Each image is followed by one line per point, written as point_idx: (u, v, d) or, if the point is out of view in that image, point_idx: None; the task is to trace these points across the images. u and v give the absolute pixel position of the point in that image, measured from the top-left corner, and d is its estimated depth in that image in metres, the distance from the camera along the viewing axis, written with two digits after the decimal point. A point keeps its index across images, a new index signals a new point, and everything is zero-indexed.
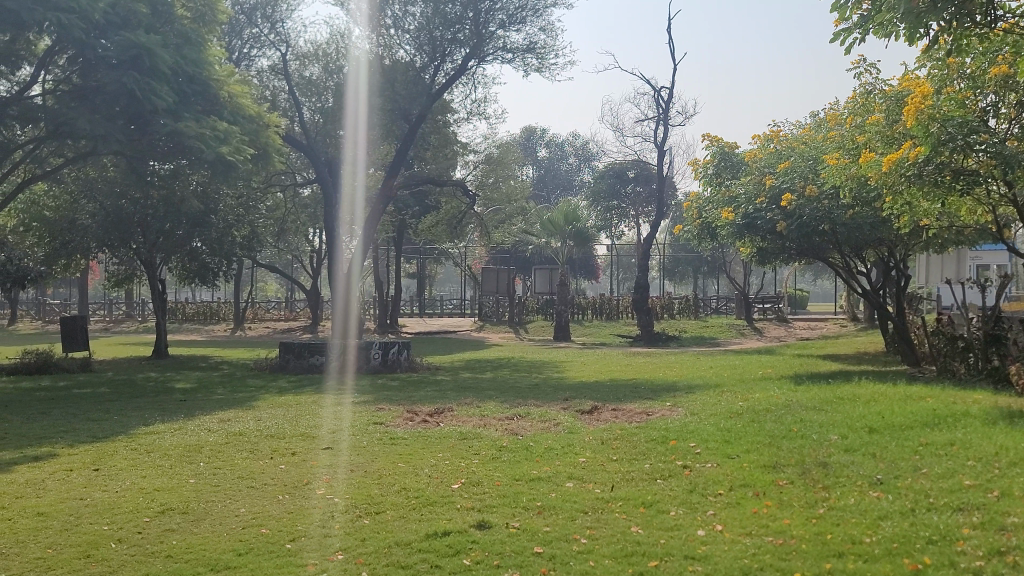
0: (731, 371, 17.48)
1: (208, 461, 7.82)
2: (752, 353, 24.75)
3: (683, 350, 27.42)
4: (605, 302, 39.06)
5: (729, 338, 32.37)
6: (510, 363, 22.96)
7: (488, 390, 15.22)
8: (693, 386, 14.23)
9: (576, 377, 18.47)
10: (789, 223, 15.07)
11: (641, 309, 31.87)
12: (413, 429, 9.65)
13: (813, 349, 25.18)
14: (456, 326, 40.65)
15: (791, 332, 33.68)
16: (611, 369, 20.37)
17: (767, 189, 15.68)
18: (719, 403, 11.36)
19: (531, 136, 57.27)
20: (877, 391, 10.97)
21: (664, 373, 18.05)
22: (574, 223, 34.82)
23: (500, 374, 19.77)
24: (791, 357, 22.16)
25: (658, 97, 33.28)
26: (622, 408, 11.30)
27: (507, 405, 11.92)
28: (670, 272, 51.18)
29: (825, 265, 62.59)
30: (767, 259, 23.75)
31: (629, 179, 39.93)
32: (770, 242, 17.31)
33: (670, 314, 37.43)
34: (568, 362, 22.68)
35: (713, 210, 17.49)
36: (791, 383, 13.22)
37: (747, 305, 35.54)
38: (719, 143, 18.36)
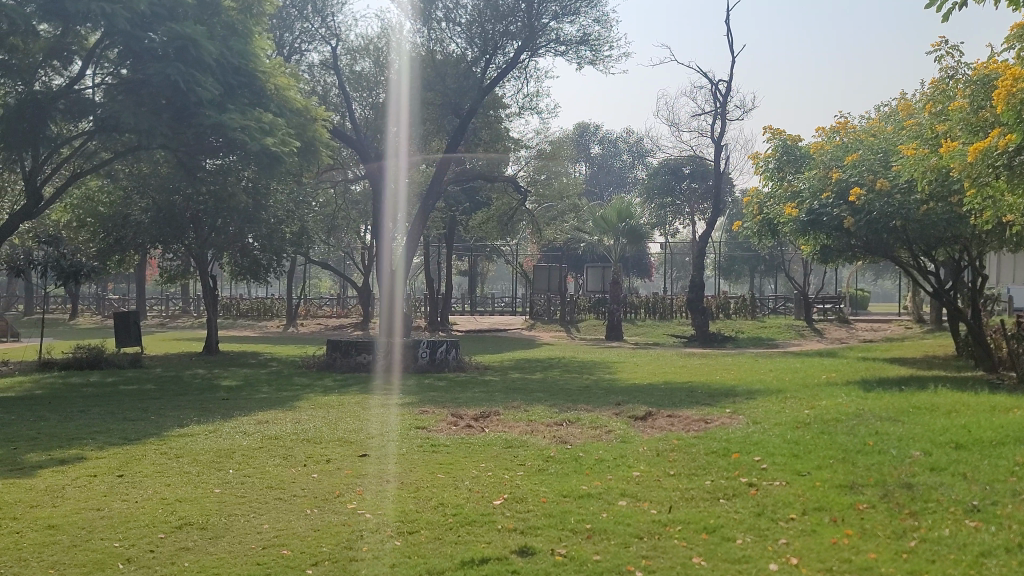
0: (792, 375, 16.65)
1: (239, 467, 7.41)
2: (813, 355, 23.78)
3: (740, 351, 26.51)
4: (658, 301, 38.23)
5: (787, 339, 31.32)
6: (561, 363, 22.36)
7: (537, 392, 14.67)
8: (753, 391, 13.49)
9: (629, 379, 17.80)
10: (857, 218, 14.23)
11: (695, 309, 31.02)
12: (456, 435, 9.14)
13: (877, 352, 24.10)
14: (507, 325, 40.19)
15: (853, 333, 32.47)
16: (665, 371, 19.64)
17: (833, 184, 14.86)
18: (783, 410, 10.65)
19: (585, 133, 56.53)
20: (957, 400, 10.16)
21: (722, 376, 17.29)
22: (627, 220, 34.05)
23: (550, 375, 19.20)
24: (856, 359, 21.16)
25: (716, 90, 32.36)
26: (678, 415, 10.67)
27: (556, 410, 11.36)
28: (726, 271, 50.01)
29: (888, 265, 60.68)
30: (830, 258, 22.77)
31: (685, 176, 39.02)
32: (835, 239, 16.45)
33: (726, 314, 36.45)
34: (620, 363, 22.01)
35: (775, 207, 16.68)
36: (859, 390, 12.42)
37: (807, 305, 34.38)
38: (782, 136, 17.44)
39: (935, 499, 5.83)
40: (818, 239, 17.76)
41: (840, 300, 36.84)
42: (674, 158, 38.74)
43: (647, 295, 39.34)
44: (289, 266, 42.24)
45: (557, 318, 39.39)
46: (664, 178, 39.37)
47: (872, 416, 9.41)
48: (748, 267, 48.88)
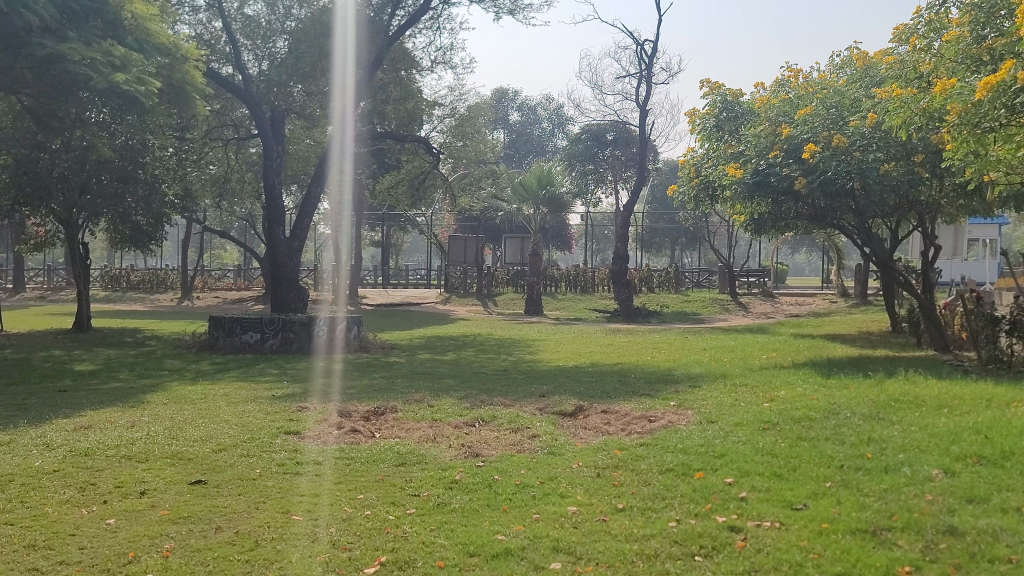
0: (731, 355, 15.02)
1: (5, 508, 5.19)
2: (743, 331, 22.39)
3: (667, 327, 25.01)
4: (579, 274, 36.61)
5: (713, 313, 30.01)
6: (476, 341, 20.38)
7: (446, 379, 12.65)
8: (697, 376, 11.73)
9: (553, 360, 15.91)
10: (810, 179, 12.53)
11: (619, 282, 29.46)
12: (333, 447, 7.03)
13: (809, 327, 22.87)
14: (420, 299, 37.97)
15: (779, 307, 31.44)
16: (591, 351, 17.81)
17: (782, 142, 13.12)
18: (740, 403, 8.88)
19: (503, 99, 54.31)
20: (945, 390, 8.55)
21: (656, 358, 15.54)
22: (548, 188, 32.21)
23: (466, 355, 17.19)
24: (790, 336, 19.78)
25: (642, 52, 30.64)
26: (617, 411, 8.78)
27: (465, 404, 9.33)
28: (647, 243, 48.76)
29: (803, 239, 60.75)
30: (765, 228, 21.31)
31: (607, 143, 37.38)
32: (781, 205, 14.82)
33: (649, 288, 35.04)
34: (542, 342, 20.09)
35: (714, 169, 14.88)
36: (819, 374, 10.82)
37: (733, 278, 33.19)
38: (721, 91, 15.33)
39: (1008, 559, 4.06)
40: (760, 206, 16.12)
41: (765, 274, 35.80)
42: (597, 123, 36.98)
43: (568, 268, 37.62)
44: (184, 235, 38.98)
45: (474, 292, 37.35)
46: (586, 144, 37.56)
47: (855, 415, 7.67)
48: (669, 240, 47.69)
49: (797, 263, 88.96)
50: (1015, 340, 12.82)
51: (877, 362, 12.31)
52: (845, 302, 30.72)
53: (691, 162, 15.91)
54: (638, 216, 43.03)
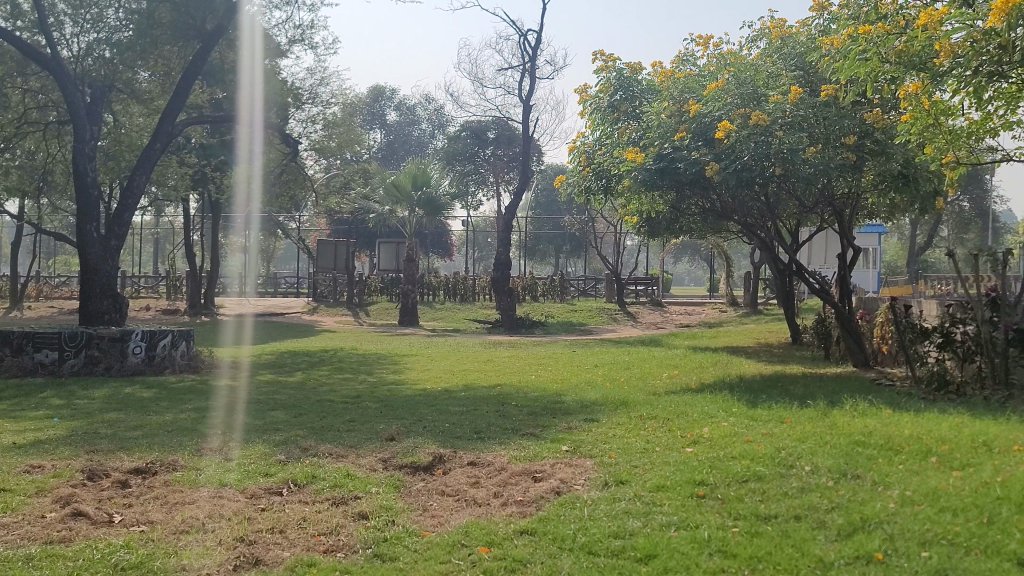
0: (628, 375, 12.88)
1: None
2: (635, 343, 20.52)
3: (553, 339, 22.90)
4: (458, 282, 34.19)
5: (600, 324, 28.13)
6: (334, 357, 17.69)
7: (278, 410, 9.98)
8: (591, 404, 9.48)
9: (420, 381, 13.44)
10: (722, 164, 10.55)
11: (501, 290, 27.23)
12: (24, 553, 4.31)
13: (704, 339, 21.21)
14: (285, 308, 34.72)
15: (669, 317, 29.92)
16: (466, 368, 15.44)
17: (690, 121, 11.11)
18: (653, 449, 6.59)
19: (379, 98, 51.42)
20: (921, 427, 6.50)
21: (540, 378, 13.25)
22: (423, 188, 29.77)
23: (318, 375, 14.47)
24: (687, 349, 17.92)
25: (525, 42, 28.48)
26: (489, 464, 6.34)
27: (280, 455, 6.71)
28: (530, 250, 46.91)
29: (687, 248, 60.32)
30: (658, 231, 19.47)
31: (488, 141, 35.10)
32: (685, 197, 12.80)
33: (533, 297, 32.95)
34: (411, 357, 17.57)
35: (609, 156, 12.75)
36: (744, 401, 8.73)
37: (620, 286, 31.44)
38: (616, 64, 13.19)
39: None
40: (659, 201, 14.12)
41: (651, 282, 34.29)
42: (477, 120, 34.65)
43: (446, 275, 35.14)
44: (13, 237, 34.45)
45: (344, 301, 34.40)
46: (466, 142, 35.16)
47: (825, 469, 5.48)
48: (553, 247, 46.01)
49: (678, 273, 89.75)
50: (948, 354, 11.12)
51: (800, 385, 10.41)
52: (734, 311, 29.49)
53: (579, 148, 13.68)
54: (521, 221, 41.03)
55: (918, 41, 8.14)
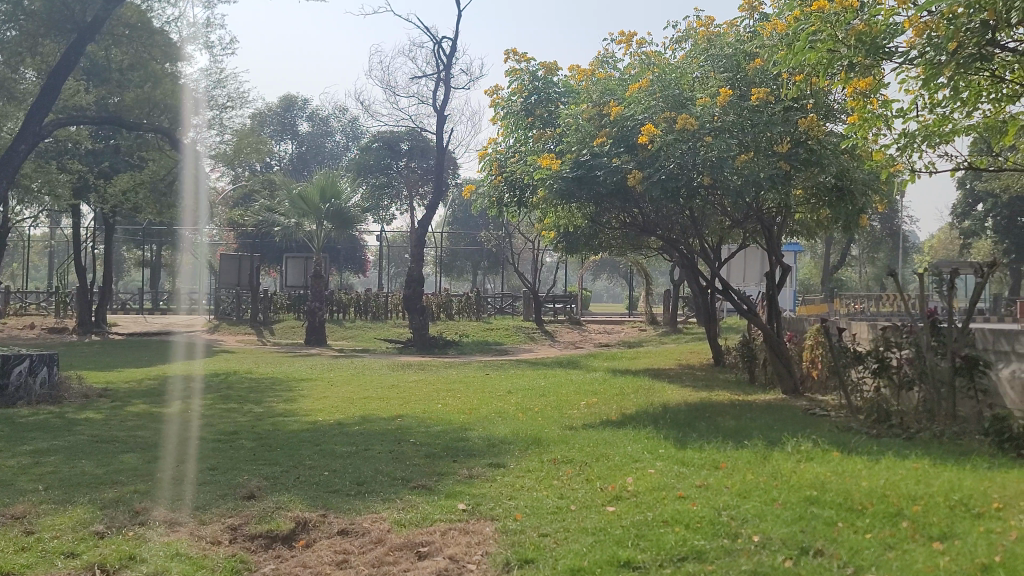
0: (543, 404, 11.77)
1: None
2: (551, 365, 19.47)
3: (466, 360, 21.68)
4: (370, 299, 32.67)
5: (517, 343, 27.06)
6: (223, 382, 16.09)
7: (133, 452, 8.50)
8: (499, 443, 8.31)
9: (313, 411, 12.04)
10: (646, 174, 9.60)
11: (413, 308, 25.93)
12: None
13: (623, 360, 20.29)
14: (183, 327, 32.57)
15: (588, 336, 29.04)
16: (367, 395, 14.10)
17: (612, 125, 10.13)
18: (568, 508, 5.46)
19: (290, 108, 49.52)
20: (878, 477, 5.53)
21: (448, 408, 12.03)
22: (332, 200, 28.32)
23: (199, 405, 12.93)
24: (605, 372, 16.95)
25: (439, 50, 27.35)
26: (364, 535, 5.09)
27: (104, 524, 5.33)
28: (447, 266, 45.65)
29: (606, 264, 59.92)
30: (576, 246, 18.51)
31: (401, 153, 33.75)
32: (605, 209, 11.78)
33: (448, 315, 31.64)
34: (308, 382, 16.09)
35: (522, 164, 11.66)
36: (673, 439, 7.69)
37: (538, 303, 30.45)
38: (530, 64, 12.15)
39: None
40: (577, 213, 13.09)
41: (570, 299, 33.43)
42: (390, 130, 33.31)
43: (357, 292, 33.57)
44: None
45: (247, 319, 32.50)
46: (378, 154, 33.73)
47: (781, 543, 4.44)
48: (470, 263, 44.88)
49: (597, 289, 89.87)
50: (884, 381, 10.32)
51: (731, 418, 9.45)
52: (654, 330, 28.82)
53: (490, 154, 12.52)
54: (437, 236, 39.79)
55: (881, 20, 7.48)
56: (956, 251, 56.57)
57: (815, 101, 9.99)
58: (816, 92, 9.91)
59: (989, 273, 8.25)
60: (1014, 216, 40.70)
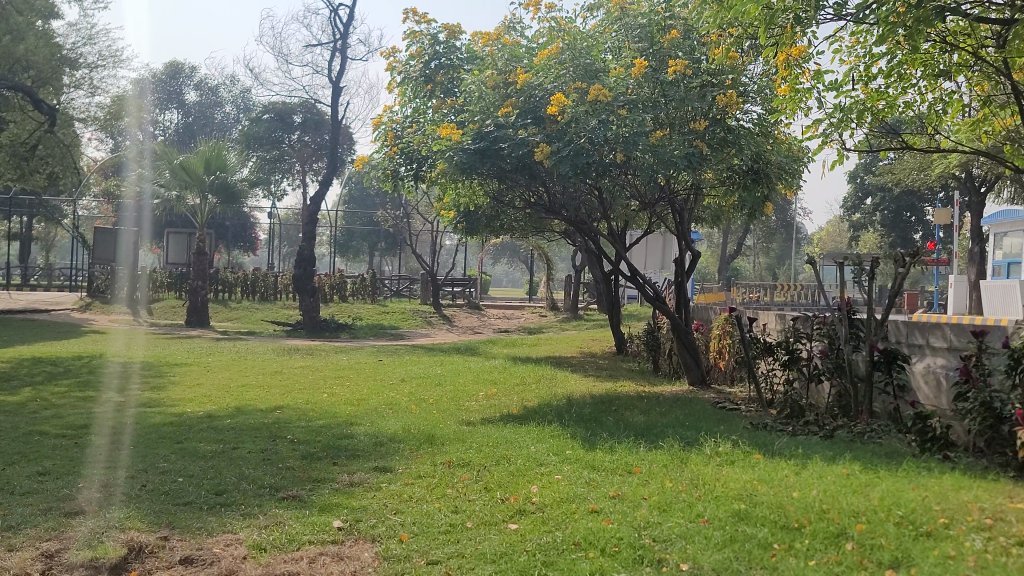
0: (437, 395, 10.94)
1: None
2: (448, 351, 18.64)
3: (359, 345, 20.61)
4: (258, 279, 31.05)
5: (413, 327, 26.10)
6: (86, 366, 14.60)
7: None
8: (388, 441, 7.45)
9: (183, 401, 10.90)
10: (554, 147, 8.86)
11: (303, 288, 24.62)
12: None
13: (522, 346, 19.63)
14: (52, 304, 30.25)
15: (486, 321, 28.29)
16: (246, 381, 12.98)
17: (519, 95, 9.34)
18: (464, 525, 4.67)
19: (177, 76, 46.81)
20: (810, 487, 4.93)
21: (335, 398, 11.07)
22: (218, 172, 26.67)
23: (52, 392, 11.57)
24: (504, 359, 16.24)
25: (336, 17, 25.96)
26: (211, 565, 4.15)
27: None
28: (343, 246, 44.15)
29: (507, 248, 59.36)
30: (477, 227, 17.71)
31: (295, 126, 32.09)
32: (509, 187, 11.00)
33: (341, 297, 30.35)
34: (183, 366, 14.80)
35: (419, 135, 10.76)
36: (579, 438, 6.98)
37: (435, 286, 29.51)
38: (431, 26, 11.23)
39: None
40: (478, 190, 12.28)
41: (469, 283, 32.62)
42: (282, 100, 31.49)
43: (244, 271, 31.87)
44: None
45: (124, 297, 30.47)
46: (268, 124, 31.90)
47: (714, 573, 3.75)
48: (367, 244, 43.50)
49: (496, 274, 89.50)
50: (794, 374, 9.93)
51: (639, 414, 8.84)
52: (554, 316, 28.32)
53: (384, 122, 11.54)
54: (332, 215, 38.32)
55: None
56: (844, 244, 58.57)
57: (733, 79, 9.48)
58: (734, 68, 9.41)
59: (910, 263, 7.87)
60: (900, 211, 42.13)
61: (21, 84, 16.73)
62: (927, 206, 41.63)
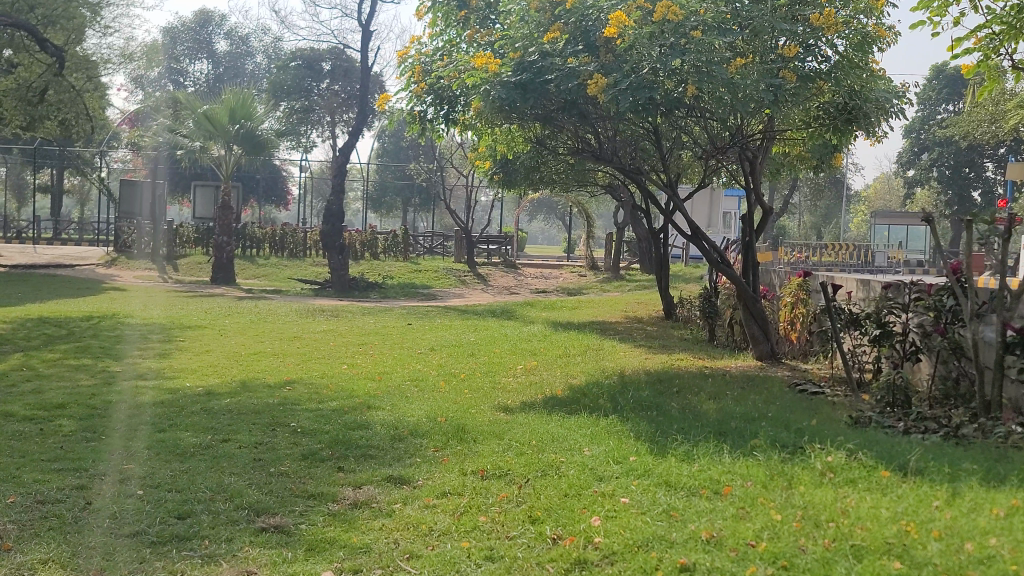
0: (469, 371, 9.65)
1: None
2: (483, 314, 17.31)
3: (388, 306, 19.36)
4: (287, 234, 29.92)
5: (447, 287, 24.85)
6: (92, 329, 13.49)
7: None
8: (408, 436, 6.11)
9: (186, 371, 9.75)
10: (611, 80, 7.45)
11: (331, 245, 23.42)
12: None
13: (562, 309, 18.26)
14: (77, 259, 29.47)
15: (523, 281, 26.92)
16: (261, 349, 11.77)
17: (567, 19, 8.03)
18: None
19: (206, 24, 45.41)
20: (983, 535, 3.56)
21: (355, 370, 9.84)
22: (243, 122, 25.42)
23: (47, 356, 10.52)
24: (542, 325, 14.89)
25: None
26: None
27: None
28: (376, 201, 42.87)
29: (544, 203, 57.66)
30: (514, 179, 16.25)
31: (324, 74, 30.76)
32: (554, 130, 9.56)
33: (372, 254, 29.18)
34: (196, 329, 13.67)
35: (448, 69, 9.29)
36: (645, 436, 5.64)
37: (470, 244, 28.17)
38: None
39: None
40: (518, 134, 10.89)
41: (504, 241, 31.20)
42: (310, 48, 30.20)
43: (272, 227, 30.77)
44: None
45: (150, 253, 29.57)
46: (296, 72, 30.84)
47: None
48: (400, 199, 42.19)
49: (532, 231, 88.09)
50: (887, 352, 8.44)
51: (709, 400, 7.49)
52: (594, 276, 26.87)
53: (411, 53, 10.11)
54: (364, 169, 37.03)
55: None
56: (895, 202, 56.03)
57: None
58: None
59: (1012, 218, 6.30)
60: (959, 166, 39.69)
61: (22, 23, 15.42)
62: (988, 161, 39.18)
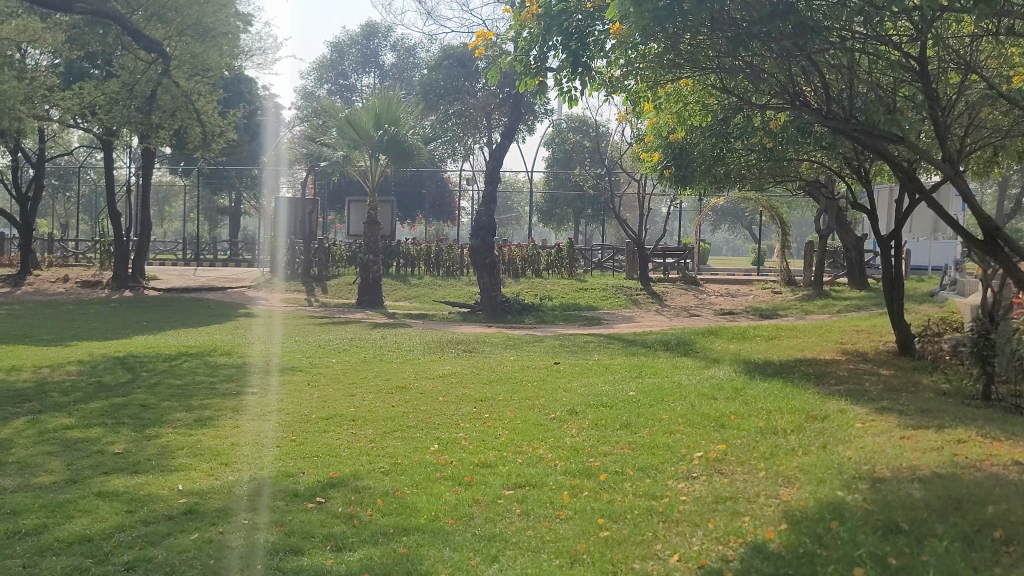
0: (621, 467, 6.04)
1: None
2: (652, 347, 13.58)
3: (539, 335, 15.99)
4: (442, 251, 27.33)
5: (615, 308, 21.25)
6: (166, 372, 10.95)
7: None
8: None
9: (208, 454, 6.70)
10: None
11: (480, 264, 20.37)
12: None
13: (756, 341, 14.21)
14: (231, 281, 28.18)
15: (706, 300, 22.89)
16: (341, 409, 8.66)
17: None
18: None
19: (373, 36, 44.19)
20: None
21: (445, 458, 6.46)
22: (389, 128, 22.99)
23: (59, 421, 7.88)
24: (732, 366, 11.04)
25: None
26: None
27: None
28: (545, 214, 39.86)
29: (732, 209, 52.56)
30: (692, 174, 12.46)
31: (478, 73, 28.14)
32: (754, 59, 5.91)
33: (534, 271, 26.10)
34: (287, 374, 10.85)
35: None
36: None
37: (643, 257, 24.39)
38: None
39: None
40: (698, 82, 7.26)
41: (685, 253, 27.08)
42: (463, 45, 27.75)
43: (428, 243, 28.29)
44: None
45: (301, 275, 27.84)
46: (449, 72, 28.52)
47: None
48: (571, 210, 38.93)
49: (718, 240, 82.97)
50: None
51: None
52: (792, 293, 22.40)
53: None
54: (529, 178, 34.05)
55: None
56: None
57: None
58: None
59: None
60: None
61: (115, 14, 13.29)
62: None
